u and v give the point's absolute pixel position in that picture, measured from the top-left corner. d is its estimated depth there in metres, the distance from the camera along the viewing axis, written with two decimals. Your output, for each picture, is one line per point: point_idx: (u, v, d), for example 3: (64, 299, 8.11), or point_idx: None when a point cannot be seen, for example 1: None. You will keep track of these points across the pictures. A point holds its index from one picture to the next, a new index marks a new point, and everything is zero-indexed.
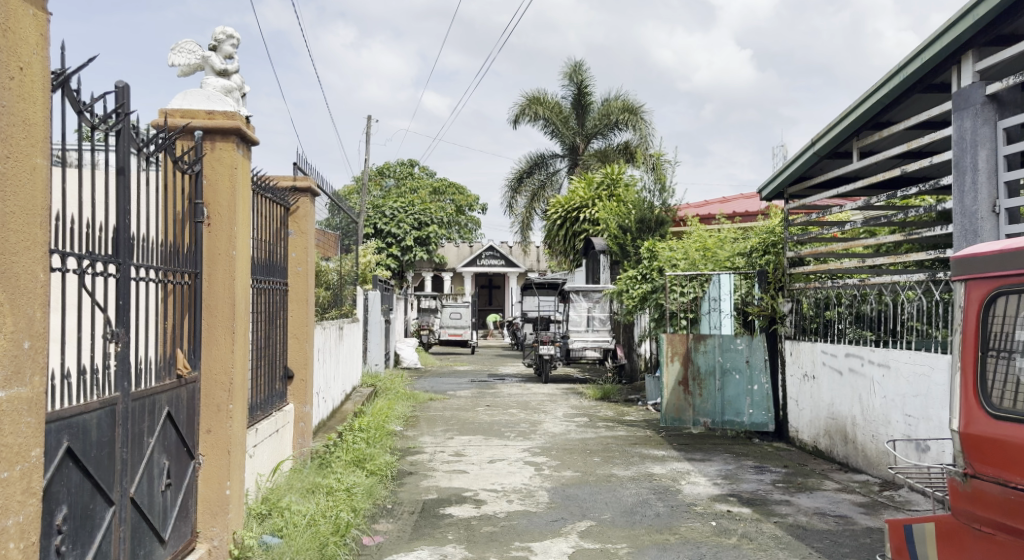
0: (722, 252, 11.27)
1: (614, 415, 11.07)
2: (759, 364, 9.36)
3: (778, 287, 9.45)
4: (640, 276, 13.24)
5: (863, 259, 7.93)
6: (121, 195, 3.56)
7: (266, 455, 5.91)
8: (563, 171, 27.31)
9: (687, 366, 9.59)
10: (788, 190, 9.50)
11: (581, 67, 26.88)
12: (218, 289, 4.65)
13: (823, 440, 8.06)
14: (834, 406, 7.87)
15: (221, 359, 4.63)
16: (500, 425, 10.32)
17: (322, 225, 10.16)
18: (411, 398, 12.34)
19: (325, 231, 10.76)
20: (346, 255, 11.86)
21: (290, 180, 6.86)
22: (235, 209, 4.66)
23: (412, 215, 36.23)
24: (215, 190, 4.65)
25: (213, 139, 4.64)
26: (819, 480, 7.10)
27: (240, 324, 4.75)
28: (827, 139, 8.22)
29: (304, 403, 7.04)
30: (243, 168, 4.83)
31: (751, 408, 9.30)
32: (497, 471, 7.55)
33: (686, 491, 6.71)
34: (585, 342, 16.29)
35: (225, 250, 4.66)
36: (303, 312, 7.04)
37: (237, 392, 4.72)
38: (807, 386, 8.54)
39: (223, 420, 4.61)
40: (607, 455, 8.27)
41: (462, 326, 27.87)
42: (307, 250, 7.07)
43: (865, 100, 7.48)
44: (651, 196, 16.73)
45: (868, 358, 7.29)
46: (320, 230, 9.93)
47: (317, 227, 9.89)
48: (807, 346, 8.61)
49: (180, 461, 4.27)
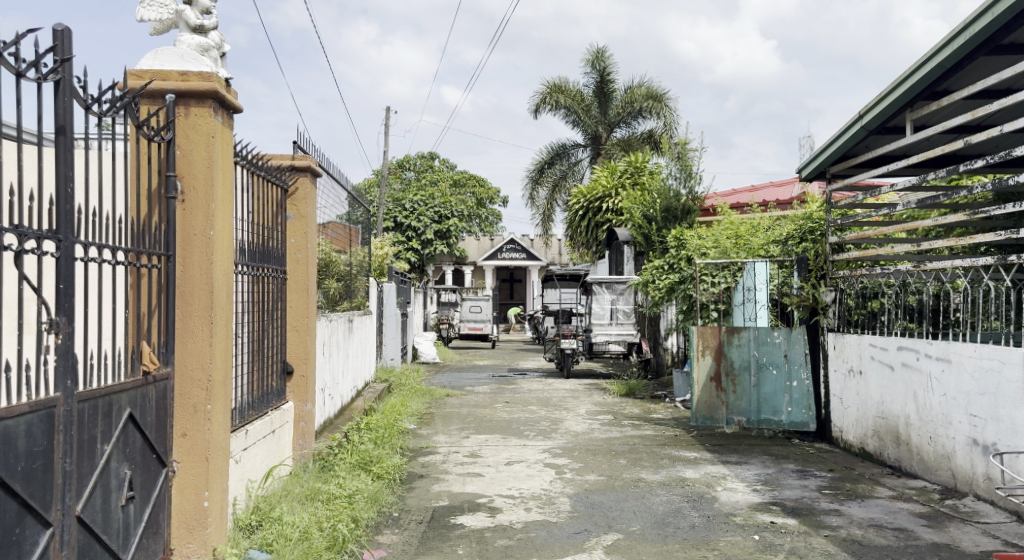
0: (756, 240, 10.82)
1: (640, 412, 10.43)
2: (798, 359, 8.69)
3: (820, 275, 8.74)
4: (667, 266, 12.48)
5: (916, 243, 7.24)
6: (62, 160, 2.99)
7: (262, 457, 5.37)
8: (585, 161, 26.69)
9: (719, 361, 8.90)
10: (831, 169, 8.82)
11: (604, 53, 26.24)
12: (194, 275, 4.09)
13: (872, 442, 7.39)
14: (884, 404, 7.20)
15: (198, 354, 4.08)
16: (519, 423, 9.73)
17: (340, 216, 9.79)
18: (427, 395, 11.79)
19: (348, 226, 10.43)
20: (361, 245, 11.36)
21: (287, 159, 6.36)
22: (212, 182, 4.12)
23: (433, 208, 35.71)
24: (190, 162, 4.11)
25: (188, 103, 4.10)
26: (870, 486, 6.43)
27: (220, 314, 4.20)
28: (877, 111, 7.53)
29: (305, 401, 6.45)
30: (223, 138, 4.29)
31: (790, 407, 8.64)
32: (514, 475, 6.96)
33: (723, 499, 6.07)
34: (608, 336, 15.63)
35: (201, 231, 4.10)
36: (304, 303, 6.45)
37: (217, 390, 4.17)
38: (852, 382, 7.85)
39: (200, 423, 4.06)
40: (635, 456, 7.65)
41: (482, 321, 27.28)
42: (306, 235, 6.50)
43: (923, 66, 6.79)
44: (678, 184, 16.06)
45: (925, 351, 6.59)
46: (340, 223, 9.72)
47: (336, 218, 9.62)
48: (852, 338, 7.91)
49: (147, 470, 3.72)
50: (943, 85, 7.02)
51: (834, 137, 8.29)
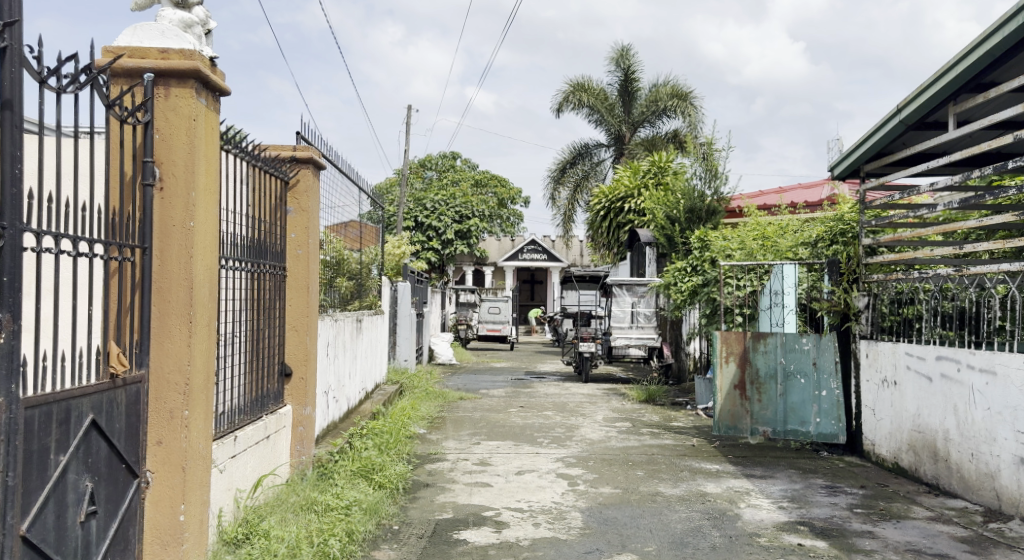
0: (784, 241, 10.45)
1: (660, 420, 10.03)
2: (828, 368, 8.23)
3: (853, 279, 8.29)
4: (690, 268, 12.07)
5: (957, 247, 6.77)
6: (8, 137, 2.66)
7: (254, 465, 5.05)
8: (608, 161, 26.28)
9: (744, 368, 8.52)
10: (864, 167, 8.35)
11: (629, 52, 25.82)
12: (172, 270, 3.77)
13: (907, 457, 6.94)
14: (920, 417, 6.75)
15: (175, 355, 3.75)
16: (533, 429, 9.35)
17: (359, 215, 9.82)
18: (439, 398, 11.44)
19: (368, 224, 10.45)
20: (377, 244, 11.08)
21: (288, 150, 6.05)
22: (193, 170, 3.81)
23: (454, 208, 35.42)
24: (170, 147, 3.79)
25: (168, 83, 3.78)
26: (905, 505, 5.99)
27: (201, 313, 3.88)
28: (917, 104, 7.06)
29: (304, 405, 6.05)
30: (207, 122, 3.96)
31: (818, 417, 8.18)
32: (525, 486, 6.59)
33: (747, 517, 5.66)
34: (628, 339, 15.21)
35: (181, 222, 3.78)
36: (304, 301, 6.09)
37: (196, 396, 3.84)
38: (886, 393, 7.39)
39: (177, 430, 3.73)
40: (653, 468, 7.24)
41: (501, 322, 26.95)
42: (308, 230, 6.13)
43: (967, 57, 6.35)
44: (702, 184, 15.68)
45: (967, 362, 6.14)
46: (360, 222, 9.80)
47: (356, 217, 9.61)
48: (887, 347, 7.44)
49: (115, 482, 3.39)
50: (989, 76, 6.56)
51: (870, 133, 7.83)
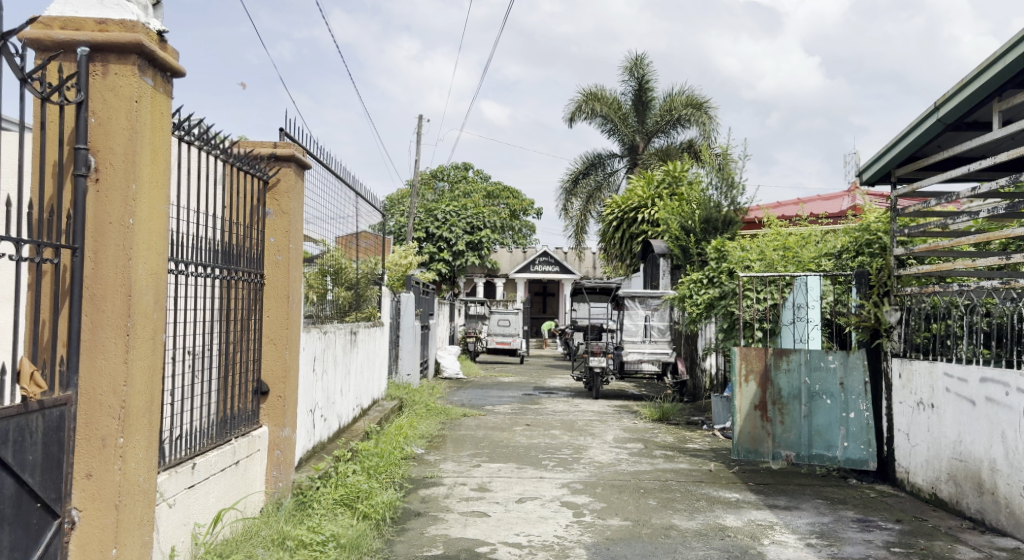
0: (806, 252, 9.90)
1: (674, 441, 9.43)
2: (856, 388, 7.62)
3: (883, 293, 7.62)
4: (707, 280, 11.43)
5: (1001, 258, 6.15)
6: None
7: (218, 494, 4.52)
8: (621, 172, 25.75)
9: (765, 388, 7.95)
10: (895, 171, 7.75)
11: (643, 61, 25.33)
12: (107, 274, 3.24)
13: (946, 487, 6.31)
14: (962, 444, 6.13)
15: (107, 373, 3.22)
16: (538, 450, 8.77)
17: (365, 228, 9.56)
18: (441, 416, 10.85)
19: (375, 237, 10.24)
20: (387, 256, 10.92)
21: (268, 146, 5.52)
22: (134, 159, 3.28)
23: (465, 219, 34.89)
24: (108, 132, 3.27)
25: (106, 58, 3.27)
26: (948, 544, 5.37)
27: (142, 325, 3.35)
28: (957, 101, 6.47)
29: (282, 426, 5.49)
30: (153, 104, 3.44)
31: (846, 441, 7.56)
32: (525, 516, 6.00)
33: (772, 556, 5.06)
34: (641, 354, 14.59)
35: (119, 219, 3.26)
36: (283, 312, 5.54)
37: (135, 420, 3.31)
38: (922, 417, 6.77)
39: (109, 460, 3.20)
40: (666, 497, 6.64)
41: (511, 334, 26.36)
42: (288, 233, 5.57)
43: (1011, 50, 5.78)
44: (718, 195, 15.17)
45: (1016, 385, 5.51)
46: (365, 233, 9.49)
47: (360, 227, 9.28)
48: (922, 366, 6.81)
49: (25, 525, 2.86)
50: None
51: (903, 133, 7.24)
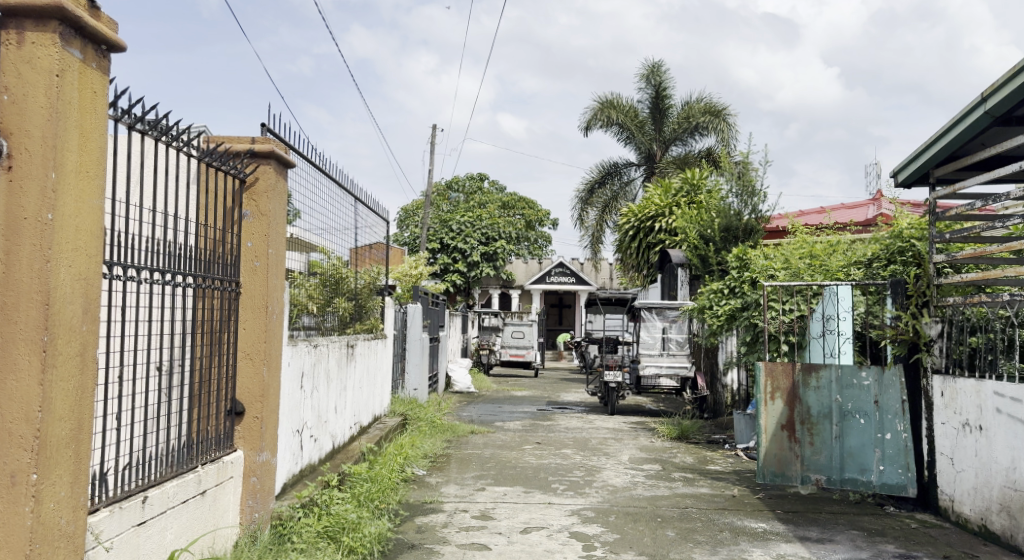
0: (834, 260, 9.31)
1: (694, 462, 8.83)
2: (893, 407, 7.01)
3: (922, 303, 7.00)
4: (727, 290, 10.78)
5: None
6: None
7: (177, 530, 4.02)
8: (638, 181, 25.17)
9: (793, 407, 7.36)
10: (935, 171, 7.15)
11: (660, 67, 24.80)
12: (20, 279, 2.74)
13: (999, 519, 5.68)
14: (1015, 471, 5.50)
15: (17, 397, 2.71)
16: (547, 472, 8.19)
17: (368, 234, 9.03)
18: (446, 434, 10.29)
19: (376, 253, 9.43)
20: (382, 272, 9.98)
21: (245, 142, 5.01)
22: (54, 145, 2.78)
23: (480, 230, 34.39)
24: (22, 111, 2.77)
25: (21, 25, 2.78)
26: None
27: (65, 339, 2.84)
28: (1005, 92, 5.86)
29: (259, 450, 4.99)
30: (83, 81, 2.94)
31: (881, 465, 6.95)
32: (529, 549, 5.42)
33: None
34: (659, 368, 13.94)
35: (35, 213, 2.75)
36: (261, 325, 5.00)
37: (54, 453, 2.80)
38: (968, 440, 6.14)
39: (18, 501, 2.68)
40: (686, 526, 6.05)
41: (525, 347, 25.78)
42: (267, 237, 5.04)
43: None
44: (739, 204, 14.65)
45: None
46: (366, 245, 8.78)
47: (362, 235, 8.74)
48: (967, 384, 6.18)
49: None
50: None
51: (945, 128, 6.63)
